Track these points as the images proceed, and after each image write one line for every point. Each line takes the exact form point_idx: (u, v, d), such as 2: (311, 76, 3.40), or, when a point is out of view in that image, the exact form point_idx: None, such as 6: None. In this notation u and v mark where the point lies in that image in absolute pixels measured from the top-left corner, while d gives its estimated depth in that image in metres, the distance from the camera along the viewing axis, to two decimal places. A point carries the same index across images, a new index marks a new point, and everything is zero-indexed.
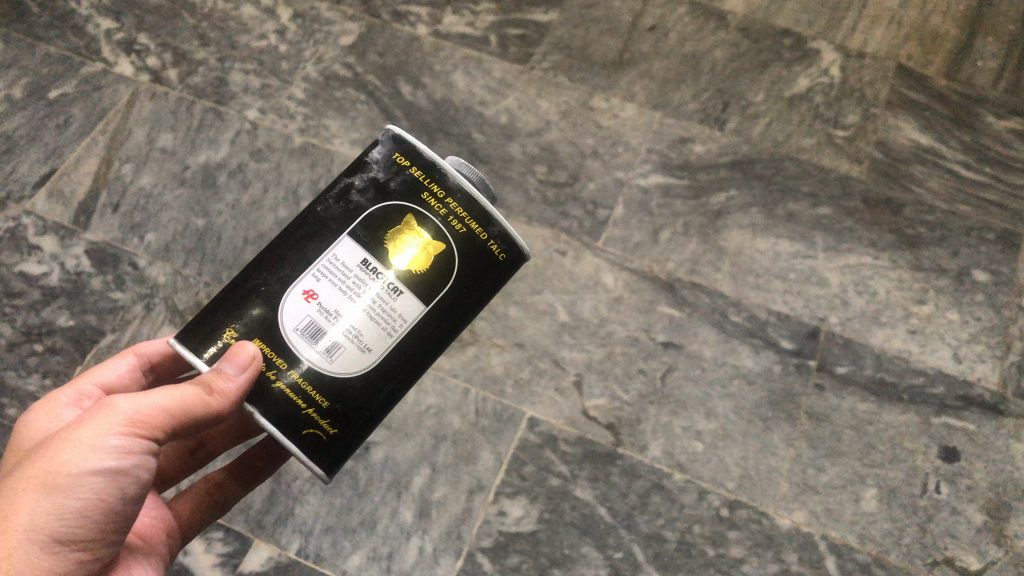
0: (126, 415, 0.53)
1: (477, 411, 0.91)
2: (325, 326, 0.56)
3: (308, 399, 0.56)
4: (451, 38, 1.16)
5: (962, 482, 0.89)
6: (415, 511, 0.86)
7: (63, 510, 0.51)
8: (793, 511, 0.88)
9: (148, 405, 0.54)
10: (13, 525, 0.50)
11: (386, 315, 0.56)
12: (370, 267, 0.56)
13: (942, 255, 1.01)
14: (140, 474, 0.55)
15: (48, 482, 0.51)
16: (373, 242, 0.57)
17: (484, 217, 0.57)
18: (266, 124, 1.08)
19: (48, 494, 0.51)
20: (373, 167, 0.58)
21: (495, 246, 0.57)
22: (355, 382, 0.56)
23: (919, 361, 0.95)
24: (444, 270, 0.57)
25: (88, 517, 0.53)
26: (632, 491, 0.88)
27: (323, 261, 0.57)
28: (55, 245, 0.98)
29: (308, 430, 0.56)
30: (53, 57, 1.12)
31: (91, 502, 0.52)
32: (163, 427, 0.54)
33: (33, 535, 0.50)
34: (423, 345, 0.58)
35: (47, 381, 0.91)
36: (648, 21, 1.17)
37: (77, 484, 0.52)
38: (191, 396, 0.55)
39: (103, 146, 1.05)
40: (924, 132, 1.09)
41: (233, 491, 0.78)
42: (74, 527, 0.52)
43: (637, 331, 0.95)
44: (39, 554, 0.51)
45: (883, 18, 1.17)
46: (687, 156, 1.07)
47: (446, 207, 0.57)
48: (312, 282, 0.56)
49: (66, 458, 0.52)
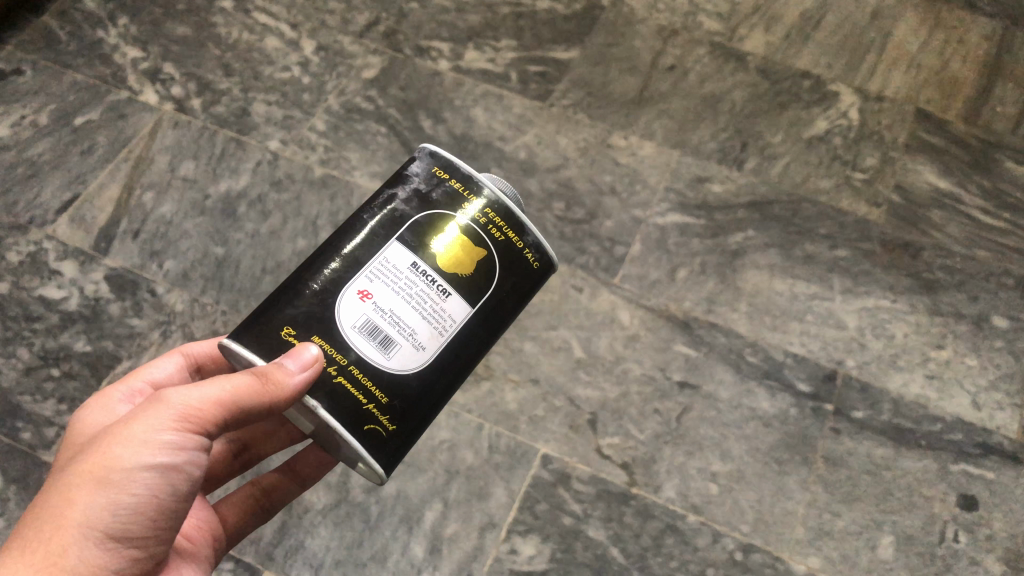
0: (176, 409, 0.53)
1: (490, 447, 0.90)
2: (382, 324, 0.56)
3: (368, 395, 0.55)
4: (473, 73, 1.17)
5: (981, 532, 0.88)
6: (427, 547, 0.86)
7: (116, 507, 0.52)
8: (808, 556, 0.86)
9: (201, 398, 0.54)
10: (68, 523, 0.51)
11: (436, 314, 0.58)
12: (420, 270, 0.58)
13: (962, 300, 1.01)
14: (191, 468, 0.55)
15: (101, 477, 0.52)
16: (421, 246, 0.58)
17: (520, 226, 0.60)
18: (287, 154, 1.09)
19: (101, 491, 0.52)
20: (413, 179, 0.61)
21: (531, 254, 0.61)
22: (411, 378, 0.57)
23: (937, 407, 0.94)
24: (486, 275, 0.59)
25: (141, 514, 0.53)
26: (646, 532, 0.87)
27: (375, 263, 0.58)
28: (75, 271, 0.99)
29: (368, 426, 0.55)
30: (79, 84, 1.13)
31: (143, 499, 0.53)
32: (215, 420, 0.54)
33: (87, 530, 0.51)
34: (469, 346, 0.60)
35: (62, 406, 0.91)
36: (667, 61, 1.18)
37: (129, 481, 0.52)
38: (244, 388, 0.54)
39: (127, 174, 1.06)
40: (943, 176, 1.09)
41: (277, 496, 0.78)
42: (127, 523, 0.53)
43: (652, 370, 0.95)
44: (95, 551, 0.51)
45: (902, 63, 1.18)
46: (705, 195, 1.07)
47: (485, 216, 0.60)
48: (366, 282, 0.57)
49: (118, 454, 0.52)
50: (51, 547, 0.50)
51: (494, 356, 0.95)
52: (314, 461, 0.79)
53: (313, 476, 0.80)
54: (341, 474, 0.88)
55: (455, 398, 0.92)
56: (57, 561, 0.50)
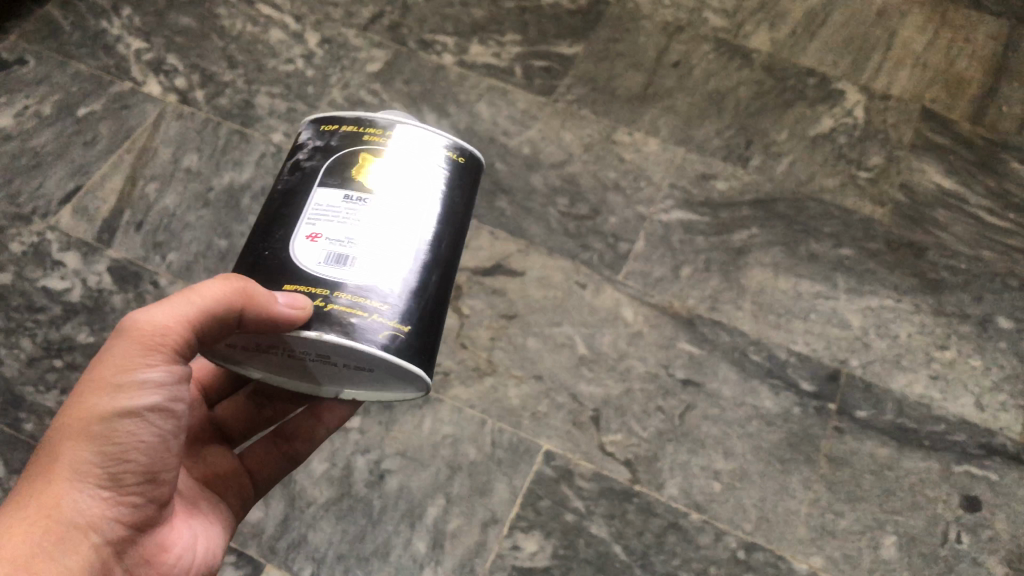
0: (148, 345, 0.57)
1: (493, 443, 0.90)
2: (340, 248, 0.60)
3: (363, 308, 0.59)
4: (477, 67, 1.16)
5: (983, 533, 0.88)
6: (429, 542, 0.85)
7: (104, 451, 0.56)
8: (810, 556, 0.86)
9: (167, 323, 0.58)
10: (58, 474, 0.55)
11: (389, 223, 0.62)
12: (352, 198, 0.63)
13: (966, 300, 1.00)
14: (172, 398, 0.59)
15: (85, 426, 0.56)
16: (344, 181, 0.64)
17: (427, 136, 0.68)
18: (290, 147, 1.08)
19: (87, 439, 0.56)
20: (308, 143, 0.69)
21: (451, 153, 0.69)
22: (400, 285, 0.61)
23: (941, 408, 0.94)
24: (418, 182, 0.65)
25: (131, 456, 0.57)
26: (648, 530, 0.87)
27: (311, 213, 0.63)
28: (78, 262, 0.98)
29: (381, 333, 0.58)
30: (83, 75, 1.13)
31: (129, 440, 0.56)
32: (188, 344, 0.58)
33: (79, 477, 0.55)
34: (442, 250, 0.65)
35: (65, 398, 0.91)
36: (673, 57, 1.18)
37: (112, 425, 0.56)
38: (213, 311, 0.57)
39: (130, 165, 1.05)
40: (947, 176, 1.09)
41: (299, 443, 0.79)
42: (117, 466, 0.56)
43: (656, 368, 0.95)
44: (91, 497, 0.55)
45: (908, 61, 1.18)
46: (709, 192, 1.07)
47: (387, 137, 0.66)
48: (310, 228, 0.62)
49: (95, 402, 0.56)
50: (46, 498, 0.54)
51: (498, 352, 0.95)
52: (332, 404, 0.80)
53: (335, 420, 0.81)
54: (344, 467, 0.88)
55: (458, 393, 0.92)
56: (54, 510, 0.54)
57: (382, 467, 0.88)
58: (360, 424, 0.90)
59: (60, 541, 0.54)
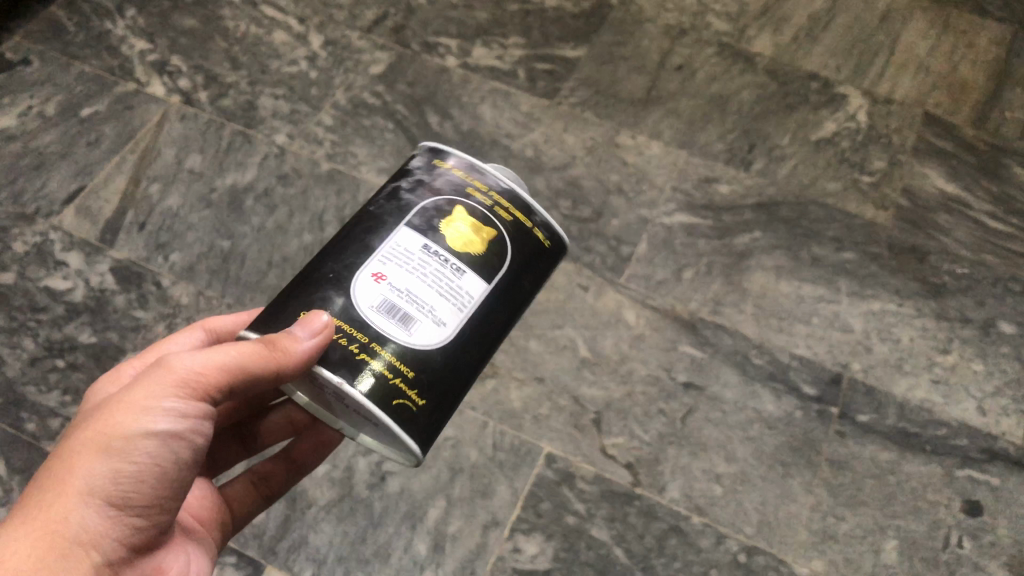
0: (181, 375, 0.54)
1: (495, 445, 0.90)
2: (398, 302, 0.55)
3: (394, 368, 0.53)
4: (481, 70, 1.17)
5: (985, 537, 0.87)
6: (430, 544, 0.85)
7: (120, 475, 0.52)
8: (812, 560, 0.86)
9: (205, 363, 0.54)
10: (70, 490, 0.51)
11: (453, 291, 0.56)
12: (431, 251, 0.57)
13: (968, 305, 1.00)
14: (196, 429, 0.55)
15: (107, 444, 0.52)
16: (430, 230, 0.58)
17: (528, 208, 0.62)
18: (293, 149, 1.09)
19: (105, 458, 0.52)
20: (416, 174, 0.63)
21: (540, 234, 0.62)
22: (436, 354, 0.54)
23: (943, 412, 0.93)
24: (498, 252, 0.59)
25: (145, 483, 0.53)
26: (649, 533, 0.86)
27: (386, 249, 0.57)
28: (81, 262, 0.98)
29: (398, 401, 0.52)
30: (87, 75, 1.13)
31: (145, 468, 0.53)
32: (219, 386, 0.55)
33: (90, 497, 0.51)
34: (491, 327, 0.58)
35: (66, 398, 0.91)
36: (676, 61, 1.18)
37: (133, 446, 0.52)
38: (250, 353, 0.53)
39: (133, 166, 1.06)
40: (950, 180, 1.09)
41: (275, 483, 0.78)
42: (130, 492, 0.52)
43: (658, 370, 0.95)
44: (97, 517, 0.51)
45: (911, 66, 1.18)
46: (712, 196, 1.07)
47: (490, 197, 0.60)
48: (380, 266, 0.56)
49: (121, 420, 0.52)
50: (53, 514, 0.50)
51: (500, 354, 0.95)
52: (311, 445, 0.80)
53: (311, 462, 0.80)
54: (345, 469, 0.88)
55: None
56: (58, 527, 0.50)
57: (383, 469, 0.88)
58: None
59: (59, 561, 0.49)
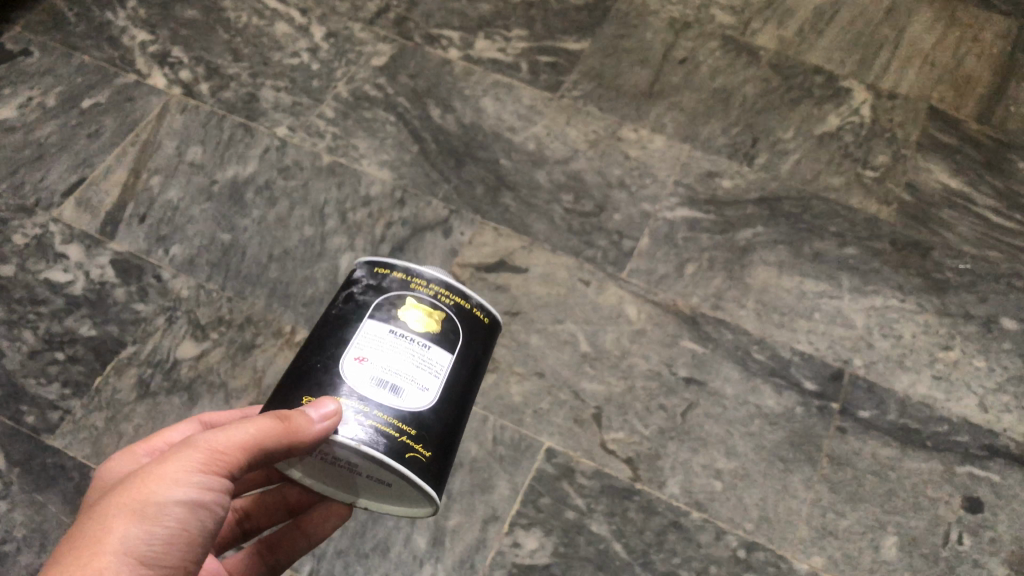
0: (207, 448, 0.56)
1: (495, 440, 0.90)
2: (384, 377, 0.62)
3: (399, 428, 0.60)
4: (483, 63, 1.16)
5: (985, 534, 0.87)
6: (429, 539, 0.85)
7: (150, 538, 0.53)
8: (811, 555, 0.86)
9: (228, 439, 0.56)
10: (105, 548, 0.51)
11: (426, 361, 0.64)
12: (398, 333, 0.64)
13: (970, 300, 1.00)
14: (219, 503, 0.57)
15: (138, 509, 0.53)
16: (390, 318, 0.65)
17: (464, 294, 0.68)
18: (295, 141, 1.08)
19: (137, 521, 0.53)
20: (358, 283, 0.69)
21: (480, 313, 0.69)
22: (428, 414, 0.62)
23: (944, 408, 0.93)
24: (452, 330, 0.66)
25: (172, 546, 0.54)
26: (649, 528, 0.86)
27: (356, 341, 0.64)
28: (81, 254, 0.98)
29: (409, 454, 0.60)
30: (87, 67, 1.13)
31: (173, 531, 0.54)
32: (241, 463, 0.57)
33: (125, 557, 0.52)
34: (461, 394, 0.66)
35: (66, 391, 0.91)
36: (679, 54, 1.18)
37: (162, 513, 0.54)
38: (268, 430, 0.56)
39: (134, 158, 1.05)
40: (954, 176, 1.08)
41: (282, 555, 0.77)
42: (159, 555, 0.53)
43: (659, 366, 0.95)
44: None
45: (915, 60, 1.17)
46: (715, 190, 1.07)
47: (431, 288, 0.67)
48: (356, 354, 0.63)
49: (151, 487, 0.54)
50: (87, 572, 0.50)
51: (501, 349, 0.95)
52: (319, 516, 0.77)
53: (320, 533, 0.78)
54: None
55: None
56: None
57: None
58: None
59: None
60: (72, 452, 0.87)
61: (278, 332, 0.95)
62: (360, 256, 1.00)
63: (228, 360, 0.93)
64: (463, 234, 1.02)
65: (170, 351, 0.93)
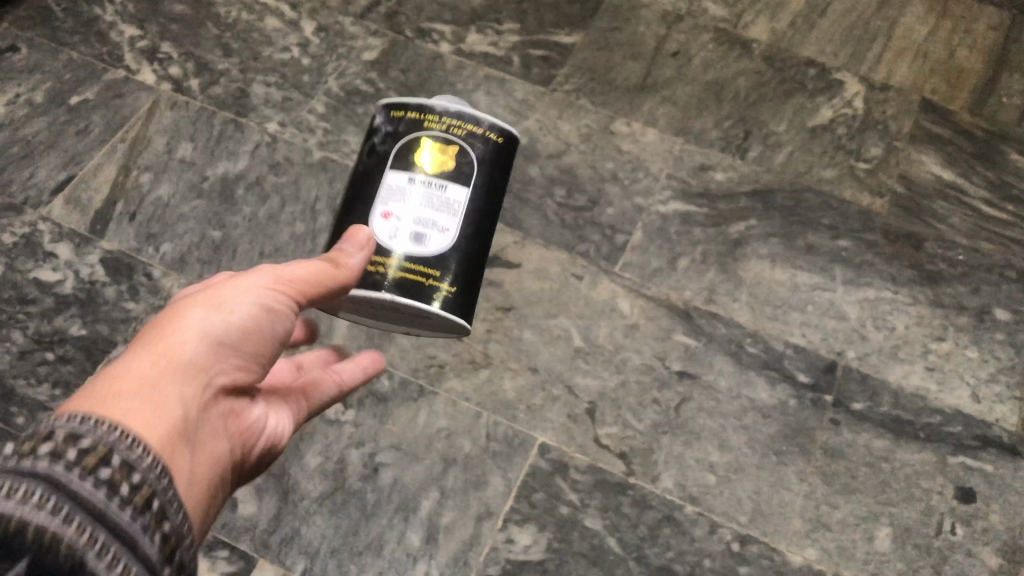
0: (265, 277, 0.63)
1: (488, 436, 0.90)
2: None
3: None
4: (475, 56, 1.16)
5: (978, 524, 0.87)
6: (423, 536, 0.85)
7: (221, 329, 0.59)
8: (804, 548, 0.86)
9: (284, 273, 0.64)
10: (182, 330, 0.58)
11: None
12: None
13: (963, 292, 1.00)
14: (279, 315, 0.63)
15: (211, 304, 0.60)
16: None
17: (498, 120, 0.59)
18: (286, 137, 1.08)
19: (210, 314, 0.59)
20: None
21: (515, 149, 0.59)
22: None
23: (937, 399, 0.93)
24: None
25: (245, 338, 0.61)
26: (643, 522, 0.86)
27: None
28: (70, 253, 0.98)
29: None
30: (75, 63, 1.12)
31: (244, 325, 0.61)
32: (299, 291, 0.64)
33: (198, 340, 0.58)
34: None
35: (57, 390, 0.90)
36: (672, 46, 1.17)
37: (230, 308, 0.60)
38: (323, 269, 0.68)
39: (123, 155, 1.05)
40: (947, 167, 1.08)
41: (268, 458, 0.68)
42: (231, 342, 0.60)
43: (652, 359, 0.94)
44: (204, 354, 0.57)
45: (909, 51, 1.17)
46: (708, 183, 1.06)
47: None
48: None
49: (220, 296, 0.61)
50: (166, 350, 0.56)
51: (494, 344, 0.94)
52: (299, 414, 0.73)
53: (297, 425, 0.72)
54: (337, 462, 0.87)
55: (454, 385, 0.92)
56: (173, 355, 0.56)
57: (376, 461, 0.88)
58: (354, 417, 0.90)
59: (178, 379, 0.55)
60: None
61: None
62: None
63: None
64: None
65: None
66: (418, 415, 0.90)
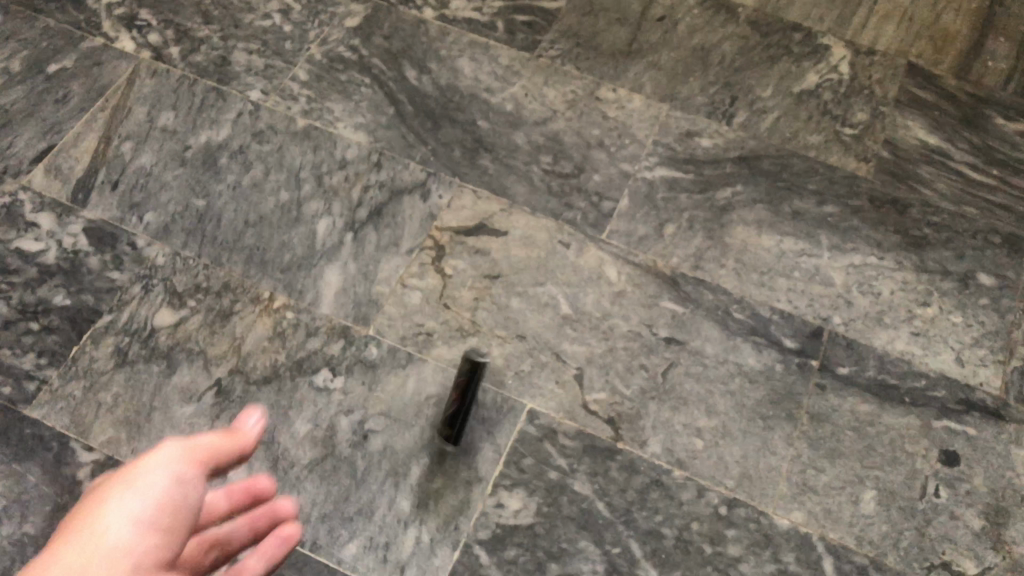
0: (171, 450, 0.61)
1: (477, 403, 0.90)
2: None
3: None
4: (458, 22, 1.15)
5: (962, 486, 0.88)
6: (413, 501, 0.85)
7: (135, 511, 0.57)
8: (791, 511, 0.86)
9: (187, 448, 0.62)
10: (94, 531, 0.56)
11: None
12: None
13: (948, 257, 1.00)
14: (195, 488, 0.61)
15: (121, 486, 0.58)
16: None
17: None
18: (268, 105, 1.07)
19: (124, 493, 0.58)
20: None
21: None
22: None
23: (921, 363, 0.94)
24: None
25: (162, 516, 0.58)
26: (631, 487, 0.87)
27: None
28: (53, 223, 0.97)
29: None
30: (53, 30, 1.10)
31: (160, 501, 0.58)
32: (206, 460, 0.63)
33: (110, 541, 0.55)
34: None
35: (42, 360, 0.89)
36: (657, 12, 1.16)
37: (143, 485, 0.58)
38: (227, 438, 0.65)
39: (104, 123, 1.03)
40: (932, 132, 1.09)
41: None
42: (146, 525, 0.57)
43: (639, 326, 0.95)
44: (127, 550, 0.55)
45: (893, 17, 1.17)
46: (694, 150, 1.06)
47: None
48: None
49: (125, 478, 0.59)
50: (77, 556, 0.55)
51: (481, 312, 0.94)
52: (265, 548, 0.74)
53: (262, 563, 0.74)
54: (327, 429, 0.88)
55: (442, 353, 0.92)
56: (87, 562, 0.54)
57: (366, 428, 0.88)
58: (343, 385, 0.90)
59: None
60: (50, 422, 0.87)
61: (256, 299, 0.94)
62: (337, 221, 0.99)
63: (207, 328, 0.92)
64: (441, 197, 1.01)
65: (147, 319, 0.92)
66: (407, 382, 0.90)
